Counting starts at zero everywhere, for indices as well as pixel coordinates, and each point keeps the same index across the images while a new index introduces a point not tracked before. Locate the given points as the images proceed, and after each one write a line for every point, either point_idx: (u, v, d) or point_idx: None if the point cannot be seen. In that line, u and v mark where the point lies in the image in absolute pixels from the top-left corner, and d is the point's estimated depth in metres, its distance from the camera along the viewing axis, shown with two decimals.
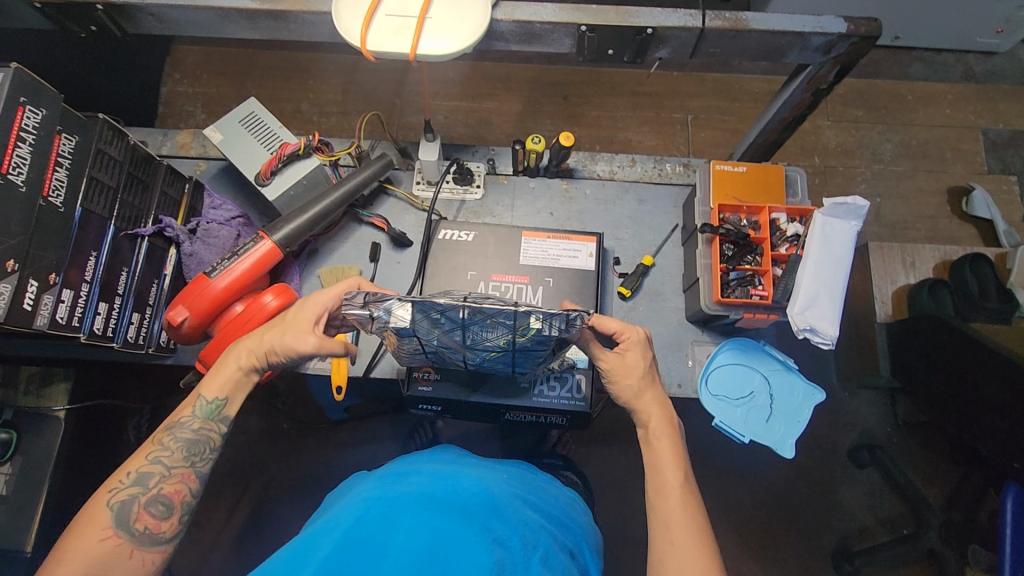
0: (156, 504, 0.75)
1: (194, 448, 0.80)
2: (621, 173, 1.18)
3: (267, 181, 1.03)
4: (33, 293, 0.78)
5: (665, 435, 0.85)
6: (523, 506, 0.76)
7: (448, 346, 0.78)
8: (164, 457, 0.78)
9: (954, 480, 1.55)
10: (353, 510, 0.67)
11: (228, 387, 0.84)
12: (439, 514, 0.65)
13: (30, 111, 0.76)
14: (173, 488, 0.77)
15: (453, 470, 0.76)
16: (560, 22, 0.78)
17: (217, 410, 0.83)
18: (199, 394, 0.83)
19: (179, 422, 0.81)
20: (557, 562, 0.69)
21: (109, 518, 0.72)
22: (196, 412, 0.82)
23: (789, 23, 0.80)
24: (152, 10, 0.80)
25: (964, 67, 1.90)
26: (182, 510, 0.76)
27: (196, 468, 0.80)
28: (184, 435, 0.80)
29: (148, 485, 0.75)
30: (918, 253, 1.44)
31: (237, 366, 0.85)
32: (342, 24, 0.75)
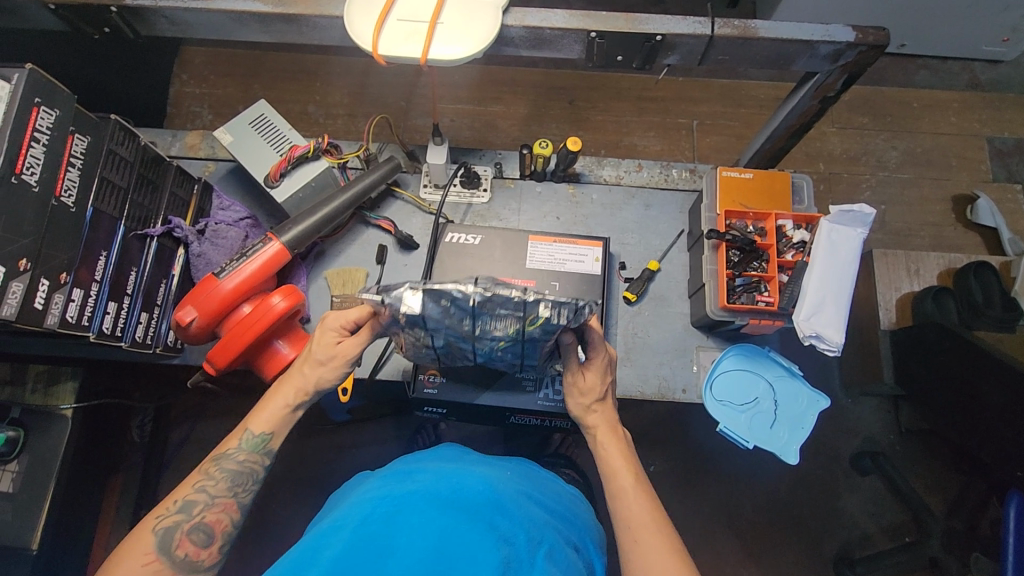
0: (198, 531, 0.75)
1: (238, 479, 0.80)
2: (628, 178, 1.19)
3: (277, 183, 1.04)
4: (44, 291, 0.78)
5: (614, 441, 0.86)
6: (528, 503, 0.76)
7: (453, 338, 0.78)
8: (209, 486, 0.78)
9: (956, 488, 1.55)
10: (360, 509, 0.67)
11: (273, 422, 0.84)
12: (444, 514, 0.64)
13: (44, 111, 0.77)
14: (215, 517, 0.77)
15: (457, 468, 0.76)
16: (571, 28, 0.79)
17: (263, 443, 0.83)
18: (245, 427, 0.83)
19: (225, 453, 0.81)
20: (563, 559, 0.69)
21: (152, 543, 0.72)
22: (242, 444, 0.82)
23: (798, 31, 0.80)
24: (166, 13, 0.81)
25: (970, 76, 1.91)
26: (222, 539, 0.76)
27: (238, 499, 0.80)
28: (229, 466, 0.80)
29: (192, 513, 0.75)
30: (922, 260, 1.43)
31: (285, 403, 0.84)
32: (354, 29, 0.76)
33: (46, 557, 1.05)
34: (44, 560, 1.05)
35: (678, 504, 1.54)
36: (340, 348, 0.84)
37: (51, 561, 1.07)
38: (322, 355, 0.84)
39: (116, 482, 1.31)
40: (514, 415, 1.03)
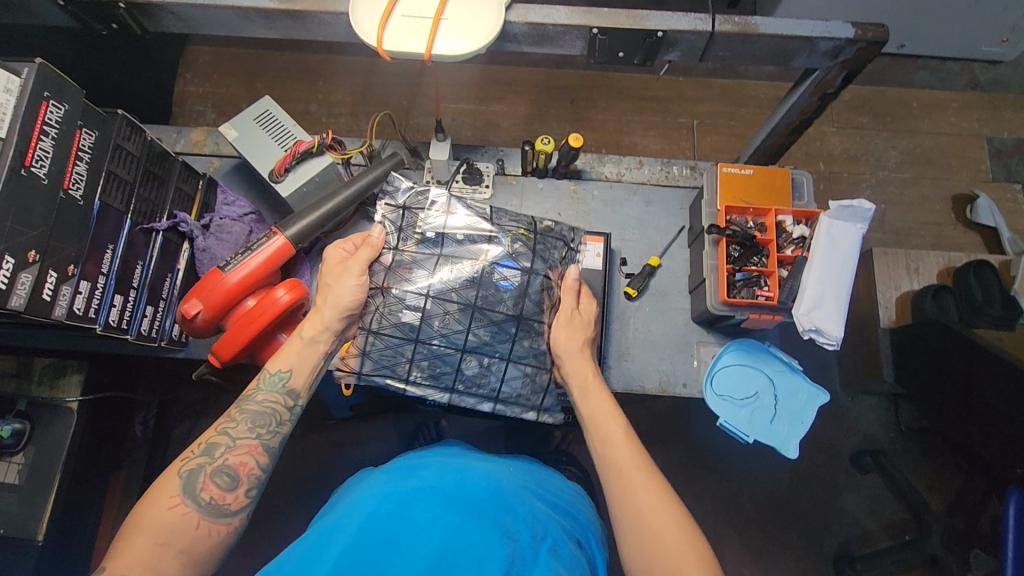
0: (222, 475, 0.75)
1: (260, 420, 0.80)
2: (628, 175, 1.21)
3: (281, 178, 1.04)
4: (52, 283, 0.79)
5: (619, 434, 0.81)
6: (531, 498, 0.77)
7: (472, 240, 0.98)
8: (231, 429, 0.79)
9: (956, 487, 1.56)
10: (365, 505, 0.67)
11: (291, 359, 0.86)
12: (449, 511, 0.65)
13: (53, 105, 0.78)
14: (239, 460, 0.77)
15: (460, 464, 0.77)
16: (573, 25, 0.80)
17: (283, 382, 0.84)
18: (264, 368, 0.85)
19: (247, 395, 0.82)
20: (567, 553, 0.70)
21: (177, 485, 0.72)
22: (262, 386, 0.83)
23: (798, 28, 0.81)
24: (173, 9, 0.82)
25: (969, 76, 1.92)
26: (247, 483, 0.76)
27: (262, 440, 0.80)
28: (250, 408, 0.81)
29: (214, 455, 0.76)
30: (922, 259, 1.44)
31: (301, 335, 0.88)
32: (359, 24, 0.77)
33: (51, 549, 1.06)
34: (49, 554, 1.06)
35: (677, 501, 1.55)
36: (339, 263, 0.94)
37: (55, 554, 1.08)
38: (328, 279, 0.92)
39: (120, 477, 1.32)
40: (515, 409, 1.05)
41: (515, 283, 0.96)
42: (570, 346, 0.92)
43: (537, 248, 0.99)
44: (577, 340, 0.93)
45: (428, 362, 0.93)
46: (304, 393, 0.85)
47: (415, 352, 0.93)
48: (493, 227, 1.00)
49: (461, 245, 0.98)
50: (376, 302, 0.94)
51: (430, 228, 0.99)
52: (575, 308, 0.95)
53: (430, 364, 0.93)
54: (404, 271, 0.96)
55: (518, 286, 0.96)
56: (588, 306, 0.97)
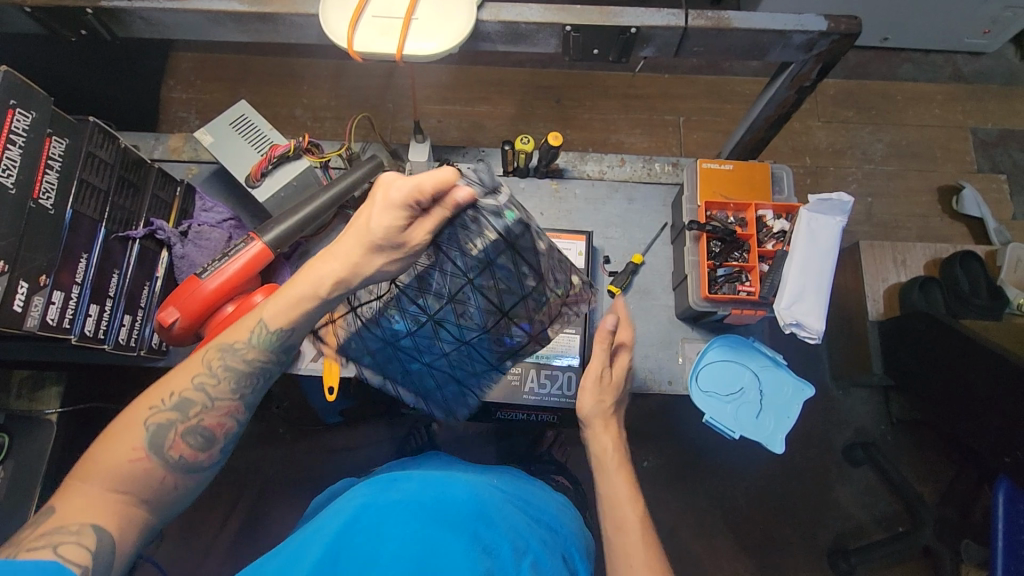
0: (193, 434, 0.73)
1: (243, 379, 0.77)
2: (610, 173, 1.18)
3: (257, 183, 1.04)
4: (23, 294, 0.78)
5: (636, 524, 0.83)
6: (513, 511, 0.75)
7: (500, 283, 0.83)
8: (208, 386, 0.75)
9: (947, 478, 1.56)
10: (341, 516, 0.65)
11: (292, 317, 0.77)
12: (429, 531, 0.62)
13: (20, 113, 0.77)
14: (214, 420, 0.75)
15: (443, 475, 0.74)
16: (546, 22, 0.79)
17: (276, 341, 0.78)
18: (260, 320, 0.78)
19: (232, 345, 0.77)
20: (549, 568, 0.70)
21: (143, 439, 0.70)
22: (251, 341, 0.77)
23: (771, 22, 0.81)
24: (141, 14, 0.81)
25: (953, 68, 1.92)
26: (220, 441, 0.75)
27: (240, 400, 0.77)
28: (233, 364, 0.77)
29: (189, 412, 0.73)
30: (909, 250, 1.44)
31: (313, 293, 0.75)
32: (329, 25, 0.76)
33: None
34: None
35: (671, 500, 1.54)
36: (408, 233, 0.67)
37: None
38: (381, 237, 0.68)
39: None
40: (501, 410, 1.05)
41: (519, 341, 0.93)
42: (595, 410, 0.91)
43: (556, 315, 0.91)
44: (605, 402, 0.91)
45: (387, 351, 0.96)
46: (296, 348, 0.81)
47: (381, 344, 0.96)
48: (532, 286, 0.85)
49: (499, 282, 0.83)
50: (387, 295, 0.92)
51: (478, 249, 0.79)
52: (605, 368, 0.91)
53: (387, 353, 0.97)
54: (428, 278, 0.87)
55: (518, 343, 0.93)
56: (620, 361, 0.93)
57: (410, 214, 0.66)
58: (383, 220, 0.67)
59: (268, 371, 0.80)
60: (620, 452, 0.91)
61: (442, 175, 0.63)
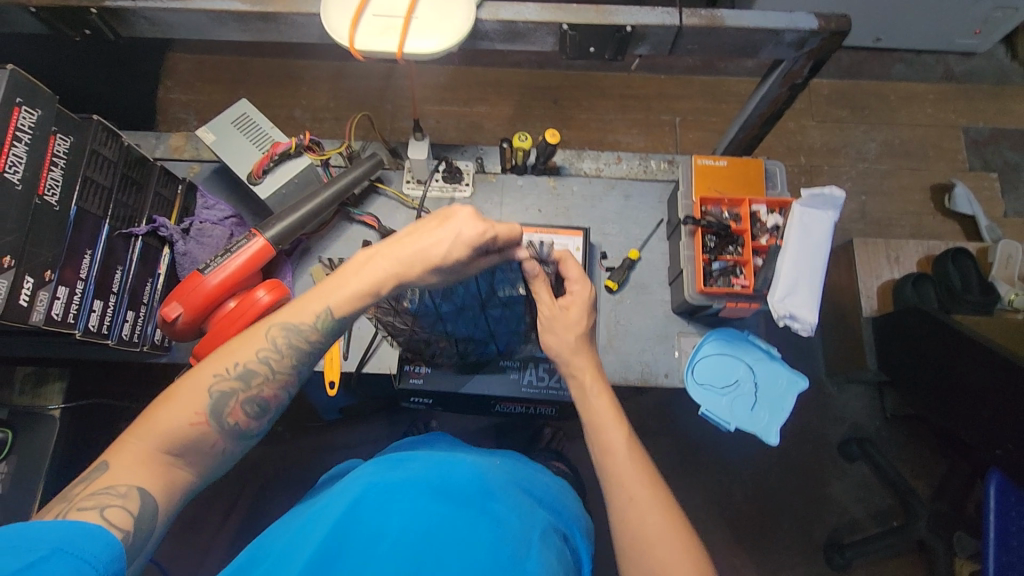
0: (251, 404, 0.72)
1: (303, 358, 0.76)
2: (607, 170, 1.21)
3: (259, 180, 1.05)
4: (29, 289, 0.79)
5: (621, 444, 0.79)
6: (517, 492, 0.77)
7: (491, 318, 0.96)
8: (271, 360, 0.74)
9: (941, 472, 1.58)
10: (349, 494, 0.67)
11: (356, 309, 0.77)
12: (435, 509, 0.65)
13: (26, 111, 0.78)
14: (271, 393, 0.74)
15: (447, 457, 0.76)
16: (543, 21, 0.81)
17: (337, 326, 0.77)
18: (327, 305, 0.75)
19: (297, 325, 0.75)
20: (553, 545, 0.72)
21: (205, 405, 0.69)
22: (316, 323, 0.75)
23: (763, 21, 0.82)
24: (145, 13, 0.82)
25: (945, 68, 1.95)
26: (270, 413, 0.75)
27: (295, 376, 0.76)
28: (296, 342, 0.75)
29: (250, 384, 0.72)
30: (902, 247, 1.47)
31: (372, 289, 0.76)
32: (330, 24, 0.78)
33: None
34: None
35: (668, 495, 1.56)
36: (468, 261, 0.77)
37: None
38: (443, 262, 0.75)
39: None
40: (500, 403, 1.07)
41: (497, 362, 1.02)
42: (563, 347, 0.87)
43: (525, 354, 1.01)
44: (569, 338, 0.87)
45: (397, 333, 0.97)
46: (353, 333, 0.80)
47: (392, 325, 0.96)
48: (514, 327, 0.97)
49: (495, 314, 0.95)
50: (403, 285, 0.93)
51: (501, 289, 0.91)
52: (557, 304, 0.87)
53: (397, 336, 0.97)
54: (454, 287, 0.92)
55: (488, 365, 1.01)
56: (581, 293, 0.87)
57: (475, 253, 0.76)
58: (454, 251, 0.74)
59: (324, 350, 0.78)
60: (596, 377, 0.86)
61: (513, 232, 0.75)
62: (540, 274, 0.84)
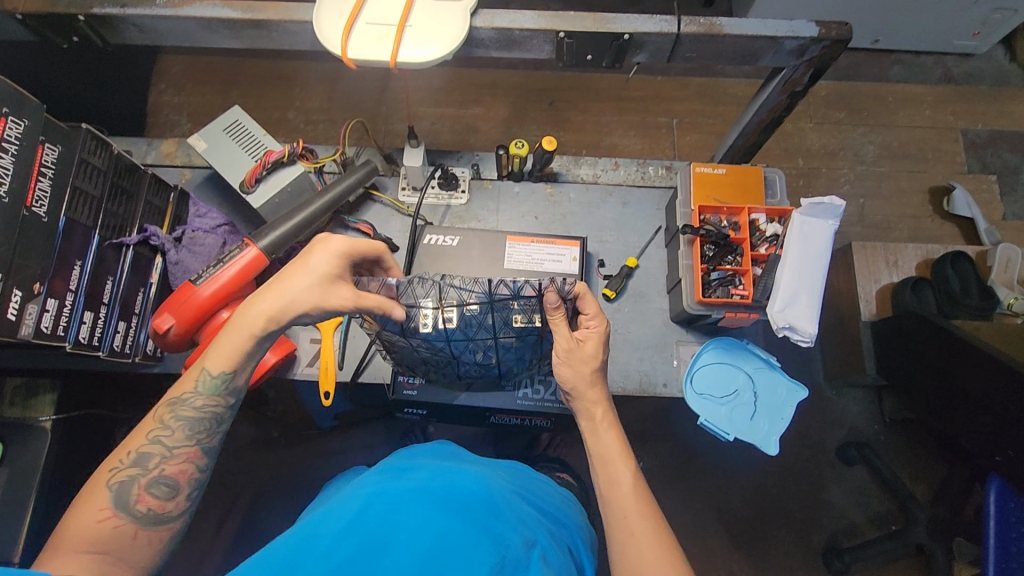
0: (159, 485, 0.73)
1: (198, 425, 0.77)
2: (604, 177, 1.20)
3: (252, 189, 1.04)
4: (17, 302, 0.78)
5: (628, 479, 0.78)
6: (520, 502, 0.76)
7: (495, 351, 0.90)
8: (164, 437, 0.75)
9: (940, 476, 1.57)
10: (353, 504, 0.66)
11: (234, 360, 0.78)
12: (440, 514, 0.63)
13: (12, 121, 0.77)
14: (177, 468, 0.75)
15: (449, 466, 0.75)
16: (539, 29, 0.79)
17: (223, 384, 0.78)
18: (203, 367, 0.78)
19: (181, 398, 0.77)
20: (556, 558, 0.69)
21: (107, 498, 0.70)
22: (199, 388, 0.77)
23: (763, 28, 0.81)
24: (135, 20, 0.81)
25: (943, 70, 1.94)
26: (187, 489, 0.75)
27: (201, 445, 0.77)
28: (186, 413, 0.77)
29: (148, 466, 0.73)
30: (901, 251, 1.45)
31: (249, 333, 0.78)
32: (323, 33, 0.76)
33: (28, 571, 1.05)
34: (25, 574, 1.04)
35: (666, 500, 1.55)
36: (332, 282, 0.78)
37: None
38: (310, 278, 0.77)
39: None
40: (494, 414, 1.06)
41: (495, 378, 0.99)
42: (576, 381, 0.85)
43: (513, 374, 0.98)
44: (583, 373, 0.85)
45: (403, 352, 0.93)
46: (244, 388, 0.81)
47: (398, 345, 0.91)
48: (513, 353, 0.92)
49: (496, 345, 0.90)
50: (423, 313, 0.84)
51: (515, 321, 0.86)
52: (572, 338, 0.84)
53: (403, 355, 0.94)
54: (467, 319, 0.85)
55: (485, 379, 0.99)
56: (596, 326, 0.85)
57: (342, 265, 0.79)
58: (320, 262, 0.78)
59: (223, 413, 0.79)
60: (608, 413, 0.85)
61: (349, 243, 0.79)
62: (560, 307, 0.80)
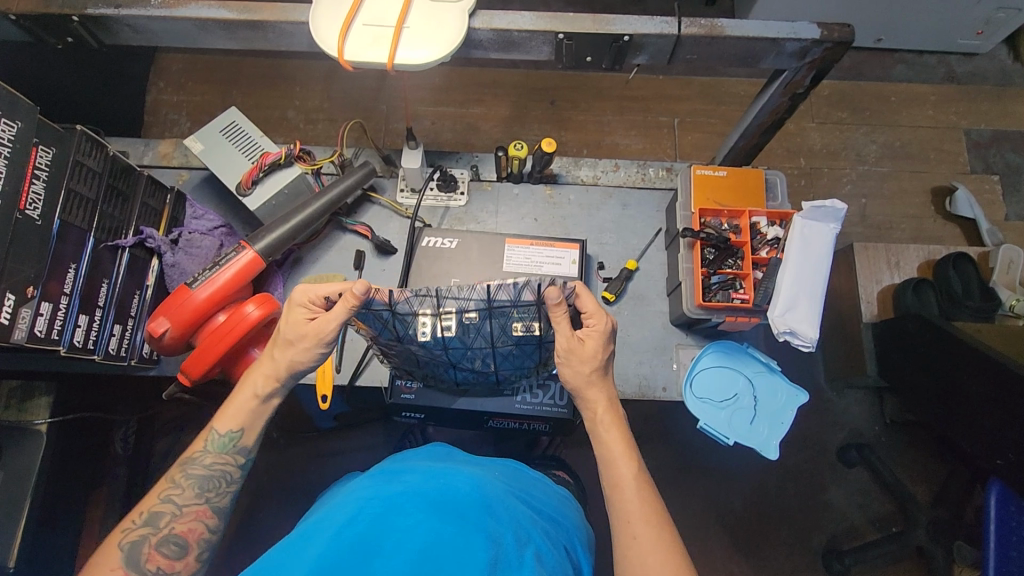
0: (169, 544, 0.72)
1: (208, 483, 0.78)
2: (605, 178, 1.19)
3: (249, 191, 1.03)
4: (10, 306, 0.77)
5: (631, 479, 0.77)
6: (516, 502, 0.75)
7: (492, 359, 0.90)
8: (175, 495, 0.76)
9: (941, 478, 1.57)
10: (349, 508, 0.65)
11: (242, 418, 0.80)
12: (433, 518, 0.62)
13: (5, 123, 0.76)
14: (187, 527, 0.74)
15: (445, 468, 0.74)
16: (538, 30, 0.79)
17: (232, 442, 0.80)
18: (212, 428, 0.80)
19: (192, 457, 0.78)
20: (551, 559, 0.68)
21: (118, 559, 0.69)
22: (209, 446, 0.79)
23: (764, 30, 0.80)
24: (129, 21, 0.80)
25: (946, 69, 1.93)
26: (197, 548, 0.74)
27: (211, 504, 0.77)
28: (197, 471, 0.78)
29: (159, 525, 0.73)
30: (902, 252, 1.44)
31: (253, 393, 0.81)
32: (320, 34, 0.76)
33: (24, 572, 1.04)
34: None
35: (665, 502, 1.54)
36: (312, 326, 0.79)
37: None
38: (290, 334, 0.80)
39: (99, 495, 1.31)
40: (493, 418, 1.05)
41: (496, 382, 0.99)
42: (576, 380, 0.83)
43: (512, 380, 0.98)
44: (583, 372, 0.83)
45: (399, 355, 0.92)
46: (254, 448, 0.82)
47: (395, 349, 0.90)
48: (511, 361, 0.91)
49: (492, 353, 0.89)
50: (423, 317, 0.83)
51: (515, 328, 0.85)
52: (574, 336, 0.82)
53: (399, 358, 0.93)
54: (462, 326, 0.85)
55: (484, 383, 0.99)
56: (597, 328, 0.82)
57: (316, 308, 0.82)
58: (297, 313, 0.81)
59: (233, 472, 0.80)
60: (610, 411, 0.83)
61: (306, 291, 0.80)
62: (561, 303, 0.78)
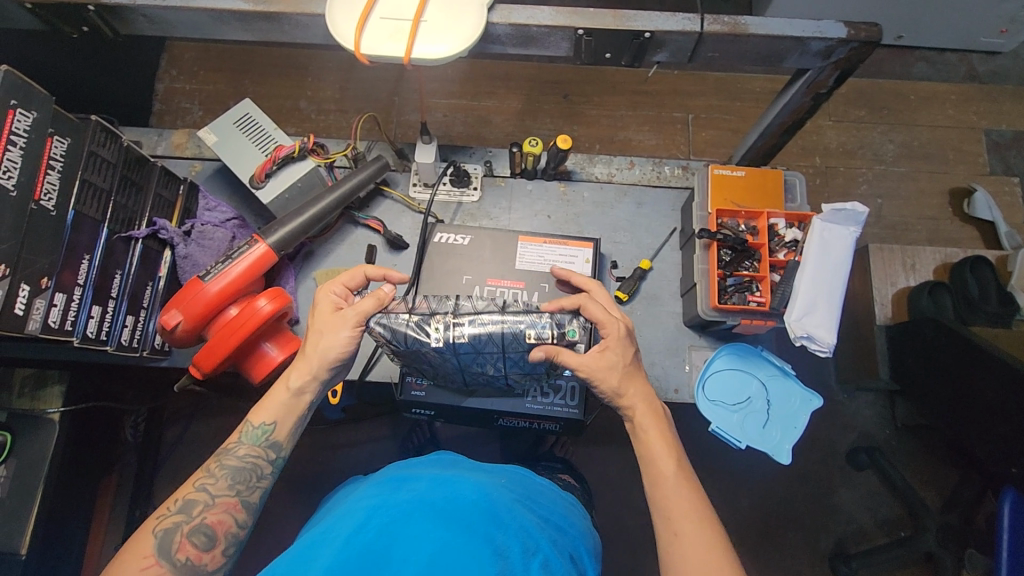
0: (199, 534, 0.71)
1: (240, 475, 0.77)
2: (620, 176, 1.17)
3: (262, 184, 1.03)
4: (25, 296, 0.77)
5: (671, 474, 0.78)
6: (523, 510, 0.73)
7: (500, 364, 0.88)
8: (209, 485, 0.76)
9: (951, 484, 1.55)
10: (352, 517, 0.65)
11: (276, 412, 0.80)
12: (439, 527, 0.61)
13: (21, 114, 0.76)
14: (217, 518, 0.73)
15: (452, 475, 0.73)
16: (557, 25, 0.77)
17: (265, 435, 0.79)
18: (248, 420, 0.80)
19: (227, 449, 0.79)
20: (560, 567, 0.67)
21: (151, 545, 0.69)
22: (243, 438, 0.79)
23: (789, 28, 0.78)
24: (145, 12, 0.79)
25: (967, 67, 1.89)
26: (225, 542, 0.73)
27: (241, 497, 0.76)
28: (231, 463, 0.77)
29: (191, 513, 0.72)
30: (919, 254, 1.42)
31: (286, 386, 0.81)
32: (337, 27, 0.75)
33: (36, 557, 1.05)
34: (33, 562, 1.05)
35: None
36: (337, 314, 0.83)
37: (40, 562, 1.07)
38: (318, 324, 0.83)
39: (109, 482, 1.32)
40: (502, 417, 1.05)
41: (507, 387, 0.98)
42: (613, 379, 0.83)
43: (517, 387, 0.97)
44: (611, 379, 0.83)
45: (408, 358, 0.90)
46: (288, 444, 0.81)
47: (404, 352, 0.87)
48: (518, 367, 0.89)
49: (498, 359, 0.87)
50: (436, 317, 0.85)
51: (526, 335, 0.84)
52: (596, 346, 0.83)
53: (410, 360, 0.92)
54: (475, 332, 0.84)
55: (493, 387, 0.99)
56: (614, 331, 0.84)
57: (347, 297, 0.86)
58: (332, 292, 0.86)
59: (266, 467, 0.79)
60: (656, 418, 0.83)
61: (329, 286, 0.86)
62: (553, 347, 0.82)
